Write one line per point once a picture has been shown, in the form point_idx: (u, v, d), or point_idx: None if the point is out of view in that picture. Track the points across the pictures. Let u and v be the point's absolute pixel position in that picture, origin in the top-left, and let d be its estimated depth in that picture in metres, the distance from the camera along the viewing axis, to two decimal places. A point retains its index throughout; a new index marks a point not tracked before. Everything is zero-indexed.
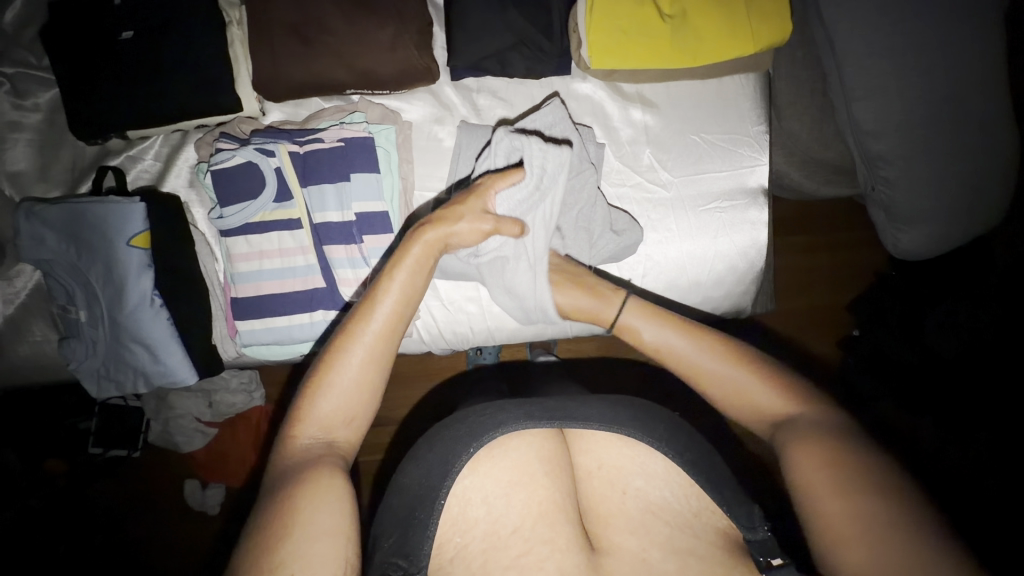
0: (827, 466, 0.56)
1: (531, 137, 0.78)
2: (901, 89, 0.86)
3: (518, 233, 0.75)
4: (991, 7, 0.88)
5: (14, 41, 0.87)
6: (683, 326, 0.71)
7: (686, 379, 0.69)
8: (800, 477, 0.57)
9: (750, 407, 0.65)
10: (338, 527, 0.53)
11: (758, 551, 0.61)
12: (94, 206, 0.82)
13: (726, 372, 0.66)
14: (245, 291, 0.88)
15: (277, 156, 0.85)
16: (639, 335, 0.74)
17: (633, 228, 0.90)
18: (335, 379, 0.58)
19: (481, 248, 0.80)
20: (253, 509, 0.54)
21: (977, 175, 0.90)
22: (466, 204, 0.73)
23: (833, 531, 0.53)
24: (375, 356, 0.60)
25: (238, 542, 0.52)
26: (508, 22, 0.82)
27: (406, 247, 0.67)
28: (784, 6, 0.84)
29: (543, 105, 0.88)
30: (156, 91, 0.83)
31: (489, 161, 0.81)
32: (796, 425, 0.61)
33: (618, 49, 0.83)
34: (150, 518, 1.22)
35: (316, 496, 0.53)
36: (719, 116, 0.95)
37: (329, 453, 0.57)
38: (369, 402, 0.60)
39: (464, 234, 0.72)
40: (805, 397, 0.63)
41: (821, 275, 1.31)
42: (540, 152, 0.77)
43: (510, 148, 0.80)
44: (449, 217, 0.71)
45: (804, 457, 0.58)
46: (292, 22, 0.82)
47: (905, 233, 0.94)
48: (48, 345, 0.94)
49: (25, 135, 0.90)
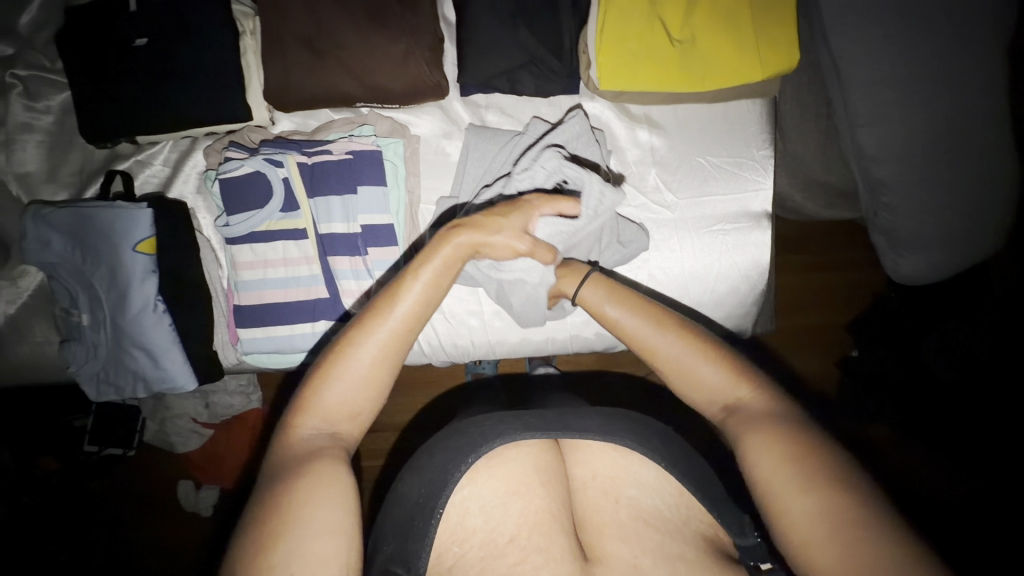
0: (783, 458, 0.57)
1: (592, 172, 0.77)
2: (905, 117, 0.87)
3: (550, 261, 0.73)
4: (1000, 38, 0.88)
5: (28, 44, 0.88)
6: (643, 307, 0.73)
7: (643, 355, 0.71)
8: (758, 468, 0.59)
9: (702, 390, 0.67)
10: (341, 525, 0.52)
11: (748, 556, 0.62)
12: (101, 211, 0.83)
13: (678, 351, 0.68)
14: (249, 299, 0.88)
15: (285, 167, 0.85)
16: (600, 309, 0.75)
17: (638, 234, 0.90)
18: (342, 373, 0.58)
19: (511, 266, 0.76)
20: (250, 501, 0.54)
21: (978, 204, 0.90)
22: (507, 218, 0.69)
23: (804, 531, 0.54)
24: (386, 355, 0.59)
25: (238, 530, 0.52)
26: (519, 41, 0.83)
27: (434, 248, 0.65)
28: (793, 34, 0.84)
29: (565, 118, 0.88)
30: (167, 98, 0.83)
31: (529, 176, 0.79)
32: (746, 415, 0.63)
33: (626, 70, 0.84)
34: (143, 518, 1.22)
35: (317, 489, 0.53)
36: (725, 139, 0.96)
37: (332, 446, 0.57)
38: (375, 398, 0.60)
39: (498, 247, 0.69)
40: (758, 387, 0.65)
41: (821, 297, 1.32)
42: (598, 195, 0.77)
43: (553, 168, 0.79)
44: (487, 227, 0.68)
45: (761, 446, 0.59)
46: (306, 35, 0.83)
47: (905, 259, 0.96)
48: (49, 347, 0.95)
49: (35, 136, 0.91)
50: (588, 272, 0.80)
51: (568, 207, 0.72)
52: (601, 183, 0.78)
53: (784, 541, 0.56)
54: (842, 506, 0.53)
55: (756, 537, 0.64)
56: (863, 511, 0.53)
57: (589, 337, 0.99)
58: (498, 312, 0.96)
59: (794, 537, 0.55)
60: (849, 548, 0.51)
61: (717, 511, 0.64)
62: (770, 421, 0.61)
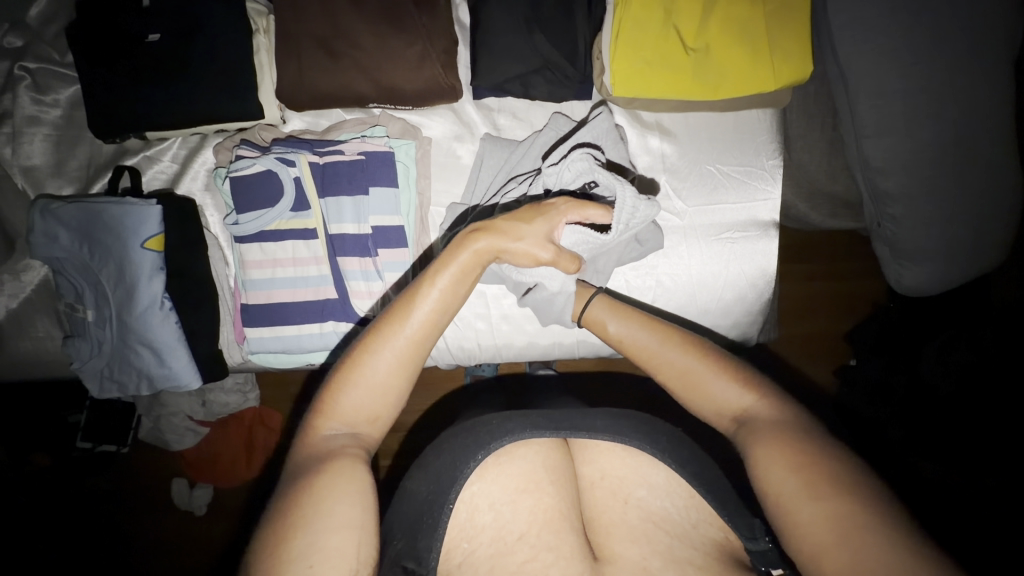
0: (792, 464, 0.58)
1: (627, 183, 0.73)
2: (912, 129, 0.87)
3: (573, 271, 0.71)
4: (1008, 55, 0.89)
5: (38, 38, 0.88)
6: (648, 321, 0.74)
7: (649, 371, 0.72)
8: (768, 480, 0.59)
9: (713, 401, 0.67)
10: (357, 521, 0.52)
11: (760, 561, 0.61)
12: (111, 207, 0.82)
13: (685, 364, 0.69)
14: (256, 298, 0.88)
15: (297, 167, 0.85)
16: (605, 326, 0.77)
17: (655, 232, 0.88)
18: (359, 377, 0.58)
19: (533, 271, 0.75)
20: (271, 499, 0.54)
21: (980, 218, 0.91)
22: (530, 225, 0.68)
23: (818, 539, 0.54)
24: (404, 361, 0.59)
25: (258, 526, 0.52)
26: (534, 47, 0.83)
27: (452, 253, 0.64)
28: (805, 44, 0.85)
29: (591, 115, 0.88)
30: (179, 95, 0.83)
31: (557, 173, 0.77)
32: (753, 426, 0.63)
33: (641, 77, 0.85)
34: (140, 516, 1.20)
35: (335, 486, 0.53)
36: (735, 149, 0.96)
37: (351, 445, 0.57)
38: (394, 403, 0.60)
39: (518, 254, 0.67)
40: (767, 392, 0.66)
41: (822, 306, 1.32)
42: (631, 209, 0.74)
43: (582, 169, 0.76)
44: (508, 233, 0.67)
45: (771, 458, 0.59)
46: (321, 36, 0.83)
47: (907, 270, 0.97)
48: (50, 342, 0.94)
49: (42, 130, 0.90)
50: (595, 291, 0.81)
51: (594, 215, 0.71)
52: (636, 196, 0.74)
53: (795, 550, 0.56)
54: (848, 513, 0.54)
55: (767, 542, 0.63)
56: (869, 516, 0.53)
57: (596, 343, 0.99)
58: (506, 316, 0.97)
59: (802, 543, 0.55)
60: (860, 556, 0.51)
61: (727, 514, 0.63)
62: (779, 430, 0.61)
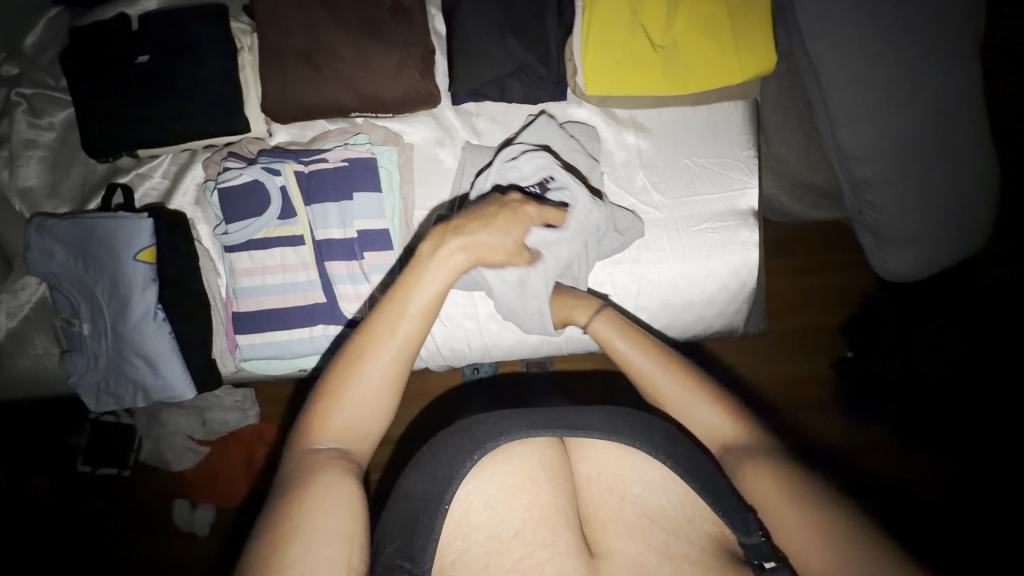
0: (773, 481, 0.60)
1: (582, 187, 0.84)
2: (884, 117, 0.89)
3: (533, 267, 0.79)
4: (972, 40, 0.91)
5: (33, 63, 0.92)
6: (650, 343, 0.75)
7: (643, 386, 0.73)
8: (756, 486, 0.61)
9: (704, 425, 0.68)
10: (348, 531, 0.54)
11: (752, 554, 0.59)
12: (105, 223, 0.84)
13: (683, 383, 0.70)
14: (247, 306, 0.90)
15: (282, 176, 0.88)
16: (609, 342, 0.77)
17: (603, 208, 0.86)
18: (349, 395, 0.59)
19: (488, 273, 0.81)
20: (262, 509, 0.55)
21: (959, 204, 0.93)
22: (510, 233, 0.71)
23: (801, 537, 0.56)
24: (391, 378, 0.61)
25: (251, 534, 0.53)
26: (509, 51, 0.86)
27: (432, 267, 0.65)
28: (769, 36, 0.88)
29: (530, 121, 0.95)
30: (168, 112, 0.86)
31: (517, 168, 0.85)
32: (739, 454, 0.65)
33: (611, 75, 0.87)
34: (139, 537, 1.20)
35: (326, 498, 0.54)
36: (709, 141, 0.99)
37: (341, 460, 0.58)
38: (382, 419, 0.61)
39: (495, 258, 0.71)
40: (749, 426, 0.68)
41: (811, 296, 1.33)
42: (585, 211, 0.83)
43: (534, 166, 0.85)
44: (490, 245, 0.69)
45: (761, 474, 0.61)
46: (302, 49, 0.86)
47: (892, 256, 0.98)
48: (48, 359, 0.95)
49: (37, 152, 0.93)
50: (599, 303, 0.82)
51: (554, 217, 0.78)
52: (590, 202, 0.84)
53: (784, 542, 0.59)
54: None
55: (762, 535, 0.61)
56: None
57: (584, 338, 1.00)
58: (493, 315, 0.98)
59: (790, 540, 0.57)
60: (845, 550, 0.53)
61: (722, 510, 0.63)
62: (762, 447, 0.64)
